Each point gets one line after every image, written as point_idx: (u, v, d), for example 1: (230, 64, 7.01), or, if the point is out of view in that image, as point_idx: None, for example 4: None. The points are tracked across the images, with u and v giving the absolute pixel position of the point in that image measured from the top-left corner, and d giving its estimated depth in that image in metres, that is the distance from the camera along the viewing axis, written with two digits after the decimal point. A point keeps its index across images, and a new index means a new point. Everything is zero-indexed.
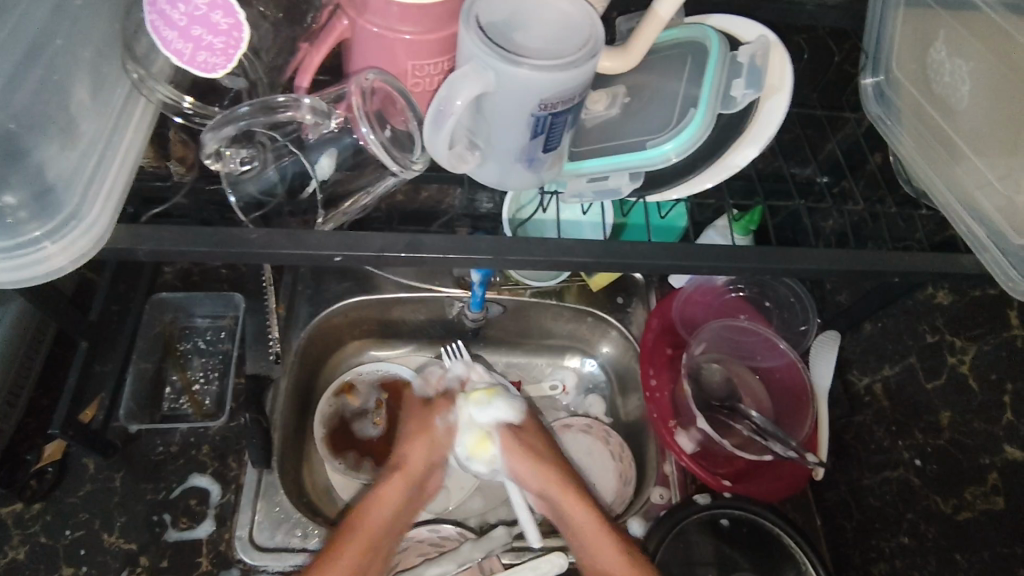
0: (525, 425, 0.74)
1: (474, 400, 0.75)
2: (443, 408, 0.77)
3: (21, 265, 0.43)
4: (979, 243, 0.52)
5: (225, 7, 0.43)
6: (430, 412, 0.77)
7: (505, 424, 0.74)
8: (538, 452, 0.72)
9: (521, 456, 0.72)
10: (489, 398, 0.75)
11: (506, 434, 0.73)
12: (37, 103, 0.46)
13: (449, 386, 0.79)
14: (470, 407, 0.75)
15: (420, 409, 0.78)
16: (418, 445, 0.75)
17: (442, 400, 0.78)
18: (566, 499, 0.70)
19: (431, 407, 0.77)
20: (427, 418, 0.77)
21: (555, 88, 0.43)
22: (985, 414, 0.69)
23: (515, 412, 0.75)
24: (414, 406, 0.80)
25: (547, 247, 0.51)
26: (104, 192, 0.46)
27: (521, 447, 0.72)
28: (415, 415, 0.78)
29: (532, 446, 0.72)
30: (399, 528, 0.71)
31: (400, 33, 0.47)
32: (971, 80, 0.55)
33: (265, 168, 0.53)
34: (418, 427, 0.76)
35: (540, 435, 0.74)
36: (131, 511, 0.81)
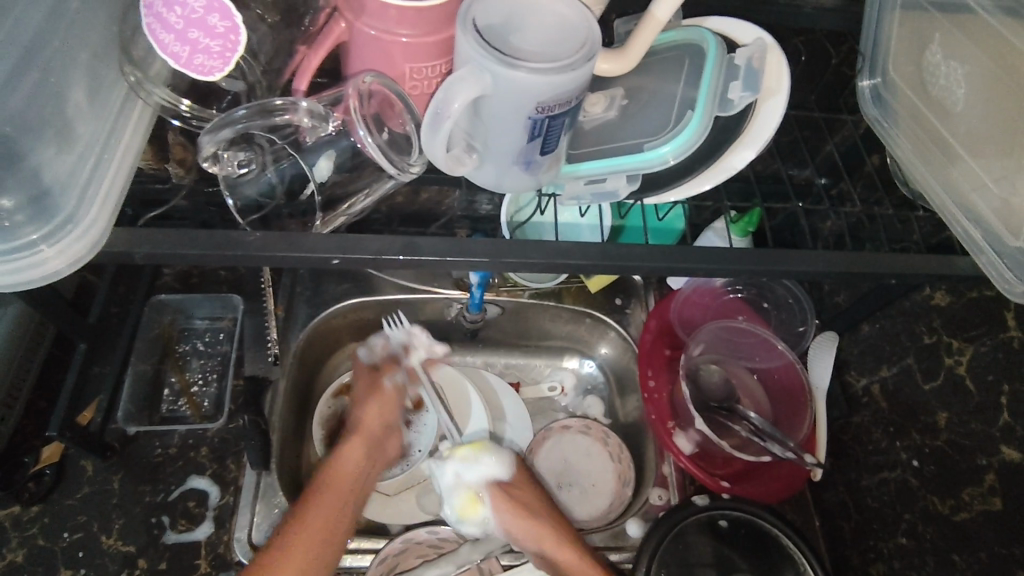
0: (515, 482, 0.80)
1: (463, 458, 0.80)
2: (386, 372, 0.88)
3: (17, 268, 0.43)
4: (975, 245, 0.52)
5: (222, 10, 0.44)
6: (377, 375, 0.87)
7: (495, 483, 0.79)
8: (530, 508, 0.77)
9: (514, 512, 0.76)
10: (477, 456, 0.81)
11: (496, 492, 0.78)
12: (32, 108, 0.46)
13: (395, 351, 0.92)
14: (461, 466, 0.80)
15: (369, 375, 0.88)
16: (372, 405, 0.84)
17: (388, 364, 0.89)
18: (549, 537, 0.75)
19: (378, 370, 0.88)
20: (376, 381, 0.87)
21: (551, 92, 0.43)
22: (981, 415, 0.69)
23: (504, 470, 0.80)
24: (363, 372, 0.88)
25: (544, 250, 0.51)
26: (101, 195, 0.46)
27: (512, 505, 0.77)
28: (365, 378, 0.87)
29: (520, 498, 0.78)
30: (365, 484, 0.78)
31: (398, 36, 0.47)
32: (967, 82, 0.55)
33: (263, 171, 0.53)
34: (370, 391, 0.85)
35: (530, 488, 0.80)
36: (130, 513, 0.81)
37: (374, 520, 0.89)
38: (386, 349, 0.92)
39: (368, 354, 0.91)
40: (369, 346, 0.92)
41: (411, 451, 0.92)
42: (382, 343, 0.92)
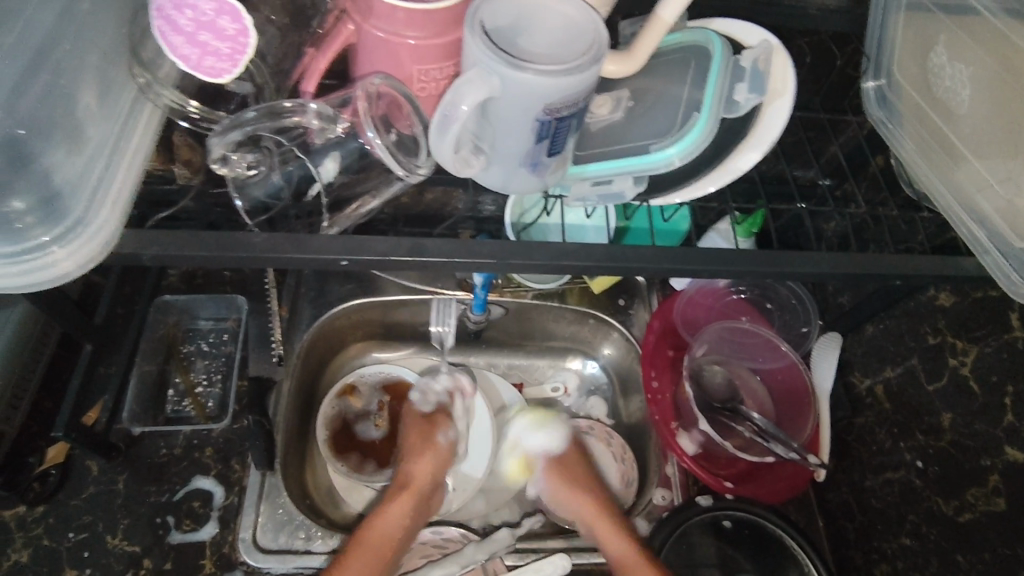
0: (569, 453, 0.89)
1: (527, 423, 0.94)
2: (440, 426, 0.87)
3: (28, 269, 0.43)
4: (981, 244, 0.52)
5: (233, 12, 0.43)
6: (432, 427, 0.87)
7: (549, 454, 0.90)
8: (580, 480, 0.86)
9: (561, 481, 0.86)
10: (537, 425, 0.93)
11: (549, 462, 0.89)
12: (43, 108, 0.46)
13: (441, 398, 0.90)
14: (524, 428, 0.94)
15: (423, 424, 0.87)
16: (422, 457, 0.84)
17: (441, 416, 0.88)
18: (598, 519, 0.82)
19: (432, 423, 0.87)
20: (429, 433, 0.86)
21: (559, 94, 0.44)
22: (986, 415, 0.69)
23: (559, 443, 0.91)
24: (416, 422, 0.87)
25: (550, 251, 0.52)
26: (111, 197, 0.46)
27: (561, 477, 0.87)
28: (417, 429, 0.87)
29: (571, 472, 0.87)
30: (402, 542, 0.79)
31: (406, 38, 0.47)
32: (972, 84, 0.54)
33: (270, 173, 0.53)
34: (423, 444, 0.85)
35: (583, 465, 0.89)
36: (135, 513, 0.81)
37: None
38: (430, 398, 0.90)
39: (419, 397, 0.90)
40: (418, 387, 0.92)
41: None
42: (431, 388, 0.91)
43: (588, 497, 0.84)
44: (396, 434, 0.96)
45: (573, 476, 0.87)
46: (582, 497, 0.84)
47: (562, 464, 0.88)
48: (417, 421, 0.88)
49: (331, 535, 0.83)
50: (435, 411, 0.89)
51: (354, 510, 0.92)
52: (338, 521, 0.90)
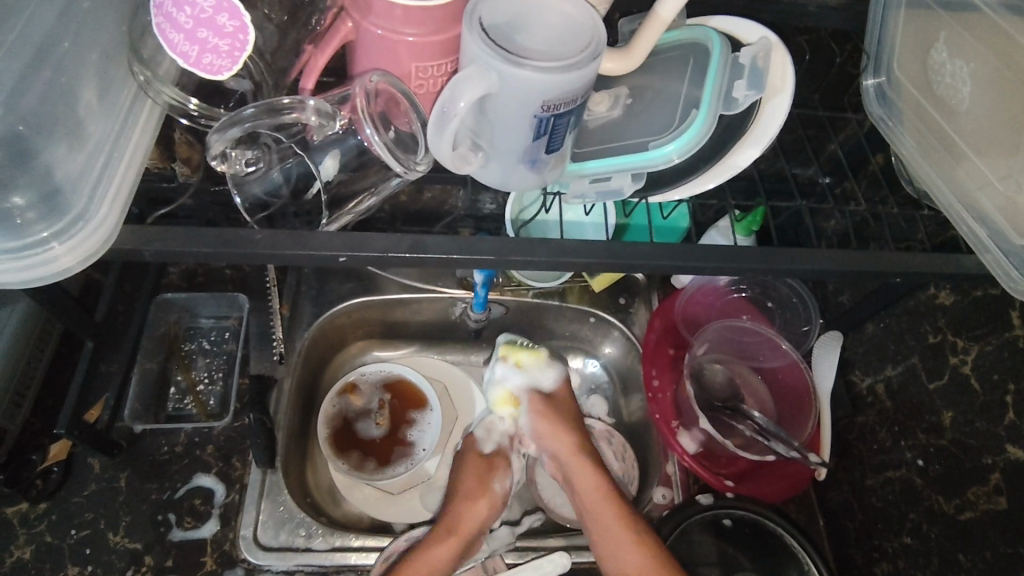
0: (559, 396, 0.86)
1: (511, 363, 0.87)
2: (498, 472, 0.84)
3: (30, 265, 0.43)
4: (980, 242, 0.52)
5: (231, 10, 0.44)
6: (490, 471, 0.84)
7: (536, 395, 0.85)
8: (562, 418, 0.84)
9: (548, 422, 0.83)
10: (526, 364, 0.87)
11: (536, 401, 0.84)
12: (45, 107, 0.47)
13: (503, 441, 0.87)
14: (507, 369, 0.86)
15: (480, 467, 0.84)
16: (475, 503, 0.81)
17: (500, 461, 0.85)
18: (573, 457, 0.81)
19: (491, 466, 0.84)
20: (487, 478, 0.83)
21: (558, 91, 0.44)
22: (987, 413, 0.68)
23: (548, 384, 0.87)
24: (472, 464, 0.84)
25: (549, 248, 0.52)
26: (111, 192, 0.46)
27: (545, 411, 0.84)
28: (474, 471, 0.84)
29: (560, 419, 0.84)
30: None
31: (404, 34, 0.47)
32: (972, 81, 0.54)
33: (270, 170, 0.53)
34: (478, 487, 0.82)
35: (568, 407, 0.86)
36: (137, 510, 0.82)
37: (379, 518, 0.91)
38: (492, 437, 0.87)
39: (481, 435, 0.87)
40: (481, 423, 0.88)
41: (418, 450, 0.96)
42: (495, 427, 0.87)
43: (572, 442, 0.82)
44: (396, 433, 0.97)
45: (564, 425, 0.83)
46: (564, 438, 0.82)
47: (554, 415, 0.84)
48: (477, 462, 0.85)
49: (332, 532, 0.83)
50: (495, 454, 0.86)
51: (355, 508, 0.91)
52: (338, 520, 0.90)
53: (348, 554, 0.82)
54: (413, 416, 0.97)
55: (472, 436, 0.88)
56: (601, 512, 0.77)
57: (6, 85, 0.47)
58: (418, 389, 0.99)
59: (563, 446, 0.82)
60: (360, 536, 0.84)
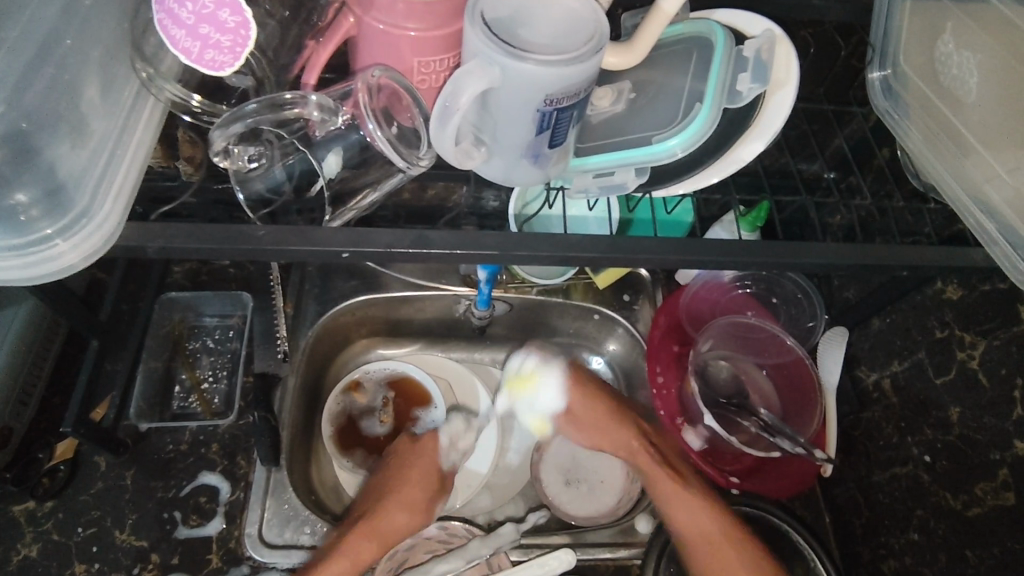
0: (574, 403, 0.90)
1: (525, 399, 0.95)
2: (442, 494, 0.89)
3: (35, 262, 0.43)
4: (988, 236, 0.52)
5: (233, 6, 0.44)
6: (432, 487, 0.88)
7: (556, 414, 0.91)
8: (596, 406, 0.89)
9: (579, 412, 0.90)
10: (529, 390, 0.94)
11: (559, 420, 0.91)
12: (45, 103, 0.47)
13: (458, 460, 0.92)
14: (524, 407, 0.95)
15: (431, 479, 0.88)
16: (406, 508, 0.85)
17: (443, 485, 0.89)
18: (639, 450, 0.87)
19: (438, 486, 0.89)
20: (427, 492, 0.87)
21: (560, 84, 0.43)
22: (994, 410, 0.68)
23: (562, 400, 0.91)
24: (424, 479, 0.87)
25: (553, 242, 0.51)
26: (114, 188, 0.46)
27: (573, 420, 0.90)
28: (420, 483, 0.87)
29: (596, 411, 0.89)
30: None
31: (406, 30, 0.47)
32: (979, 71, 0.54)
33: (273, 166, 0.53)
34: (414, 504, 0.86)
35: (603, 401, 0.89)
36: (142, 508, 0.82)
37: None
38: (452, 454, 0.92)
39: (445, 446, 0.92)
40: (448, 433, 0.93)
41: None
42: (458, 443, 0.93)
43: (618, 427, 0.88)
44: (401, 431, 0.97)
45: (603, 414, 0.89)
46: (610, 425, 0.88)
47: (587, 414, 0.89)
48: (428, 480, 0.88)
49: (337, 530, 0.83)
50: (444, 476, 0.90)
51: None
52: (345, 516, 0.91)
53: None
54: (417, 413, 0.98)
55: (435, 441, 0.91)
56: (664, 479, 0.83)
57: (9, 82, 0.47)
58: (422, 387, 0.98)
59: (608, 433, 0.88)
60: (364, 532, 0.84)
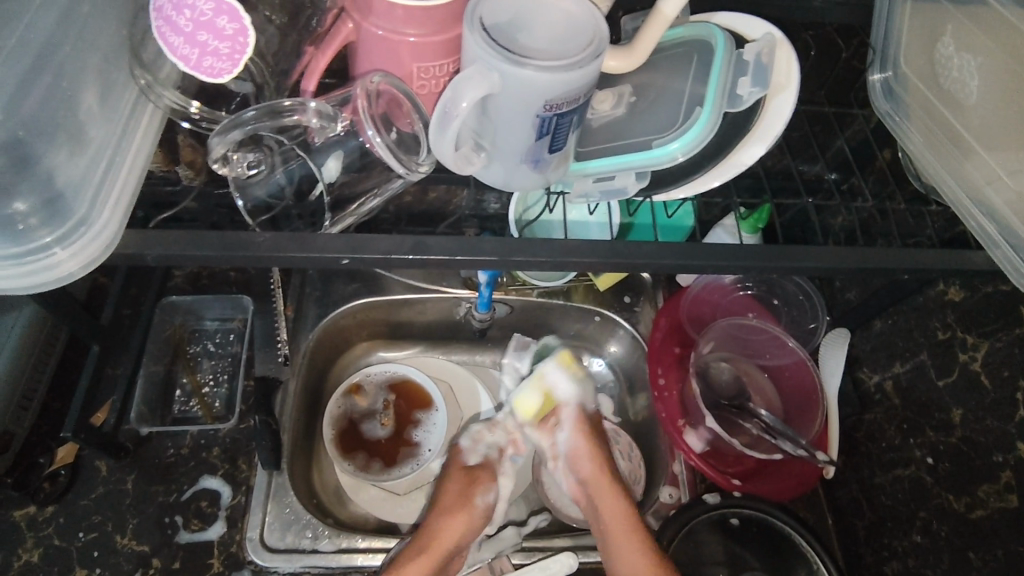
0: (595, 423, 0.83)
1: (567, 374, 0.81)
2: (482, 486, 0.81)
3: (33, 270, 0.43)
4: (990, 238, 0.52)
5: (230, 12, 0.43)
6: (471, 484, 0.81)
7: (578, 412, 0.82)
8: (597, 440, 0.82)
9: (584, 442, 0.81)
10: (577, 379, 0.82)
11: (580, 417, 0.81)
12: (46, 112, 0.47)
13: (489, 453, 0.86)
14: (558, 375, 0.81)
15: (465, 479, 0.82)
16: (453, 516, 0.77)
17: (484, 475, 0.83)
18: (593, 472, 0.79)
19: (474, 481, 0.82)
20: (468, 491, 0.81)
21: (559, 90, 0.43)
22: (998, 411, 0.67)
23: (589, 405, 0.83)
24: (458, 475, 0.82)
25: (553, 247, 0.51)
26: (113, 197, 0.46)
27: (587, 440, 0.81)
28: (457, 484, 0.81)
29: (598, 443, 0.81)
30: None
31: (405, 36, 0.47)
32: (980, 75, 0.53)
33: (273, 172, 0.53)
34: (461, 501, 0.79)
35: (600, 434, 0.82)
36: (143, 513, 0.82)
37: (385, 519, 0.91)
38: (478, 450, 0.86)
39: (468, 446, 0.87)
40: (470, 435, 0.88)
41: (423, 451, 0.96)
42: (482, 439, 0.87)
43: (602, 467, 0.80)
44: (402, 434, 0.96)
45: (599, 459, 0.80)
46: (597, 464, 0.80)
47: (592, 437, 0.81)
48: (463, 474, 0.82)
49: (338, 534, 0.83)
50: (480, 467, 0.84)
51: (362, 509, 0.91)
52: (345, 521, 0.90)
53: (354, 556, 0.82)
54: (417, 415, 0.97)
55: (458, 447, 0.87)
56: (620, 530, 0.74)
57: (5, 90, 0.46)
58: (423, 390, 0.98)
59: (592, 474, 0.79)
60: (366, 537, 0.84)
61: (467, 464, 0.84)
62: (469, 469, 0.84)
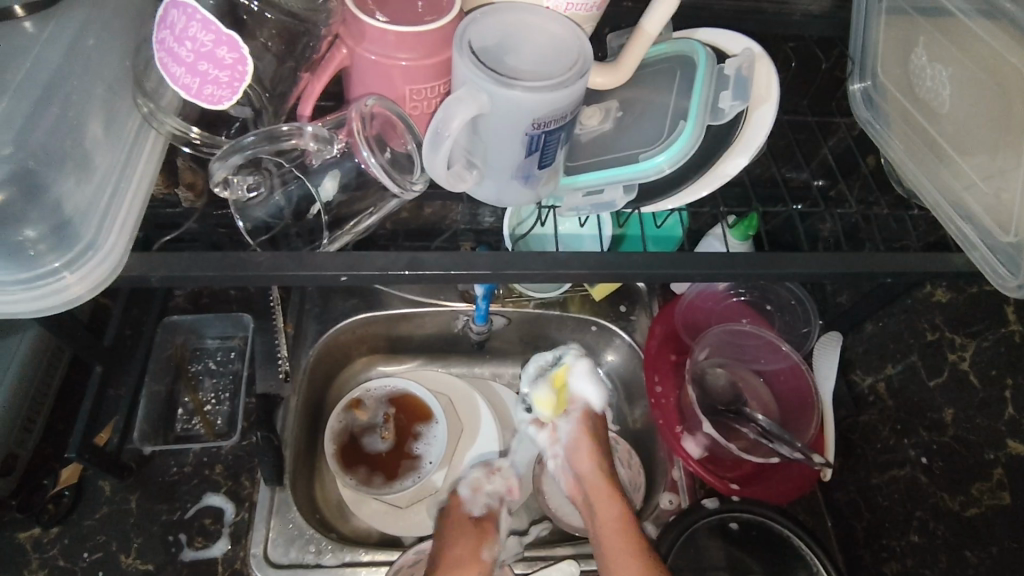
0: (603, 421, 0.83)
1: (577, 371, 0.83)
2: (488, 538, 0.80)
3: (43, 295, 0.45)
4: (968, 240, 0.53)
5: (230, 43, 0.44)
6: (480, 537, 0.80)
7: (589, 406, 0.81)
8: (601, 442, 0.80)
9: (591, 441, 0.79)
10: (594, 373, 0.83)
11: (589, 414, 0.81)
12: (54, 140, 0.48)
13: (490, 503, 0.86)
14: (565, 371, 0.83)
15: (474, 532, 0.80)
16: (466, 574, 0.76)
17: (490, 527, 0.82)
18: (599, 485, 0.77)
19: (481, 531, 0.81)
20: (478, 544, 0.79)
21: (546, 108, 0.45)
22: (987, 409, 0.70)
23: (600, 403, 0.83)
24: (466, 531, 0.80)
25: (546, 261, 0.53)
26: (120, 221, 0.48)
27: (591, 435, 0.80)
28: (466, 538, 0.79)
29: (600, 442, 0.80)
30: None
31: (397, 60, 0.49)
32: (951, 85, 0.55)
33: (272, 194, 0.54)
34: (468, 556, 0.77)
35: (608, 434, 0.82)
36: (147, 532, 0.83)
37: (389, 533, 0.92)
38: (480, 500, 0.86)
39: (469, 496, 0.86)
40: (468, 484, 0.87)
41: (424, 463, 0.96)
42: (483, 487, 0.87)
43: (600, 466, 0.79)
44: (403, 447, 0.97)
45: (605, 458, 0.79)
46: (596, 466, 0.78)
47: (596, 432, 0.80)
48: (468, 525, 0.81)
49: (342, 548, 0.84)
50: (484, 517, 0.84)
51: (365, 523, 0.92)
52: (348, 535, 0.91)
53: (357, 570, 0.83)
54: (418, 429, 0.98)
55: (460, 496, 0.86)
56: (613, 537, 0.73)
57: (15, 125, 0.47)
58: (422, 404, 0.99)
59: (592, 473, 0.78)
60: (369, 550, 0.85)
61: (471, 516, 0.83)
62: (474, 520, 0.82)
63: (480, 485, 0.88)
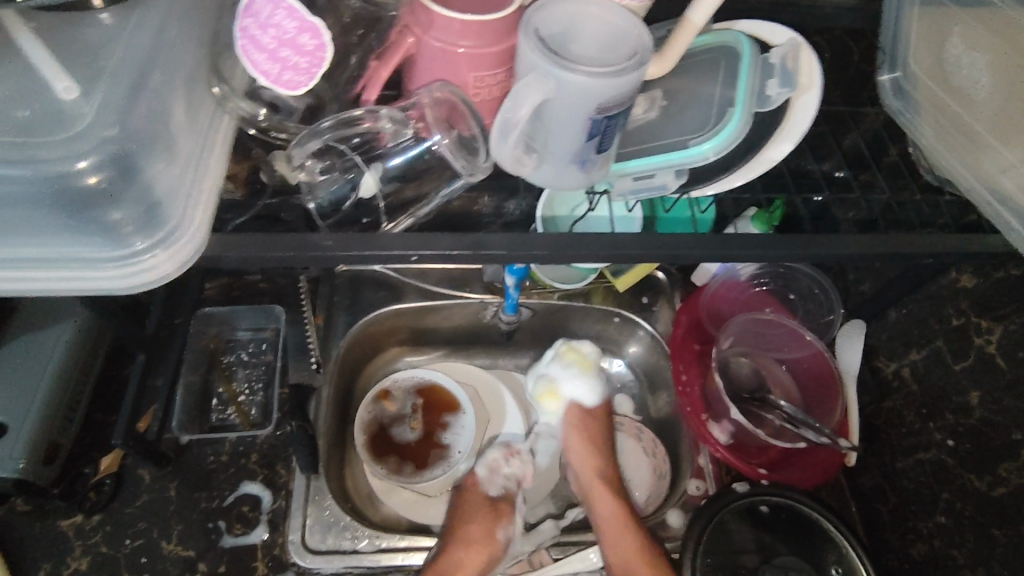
0: (596, 413, 0.91)
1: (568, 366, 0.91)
2: (503, 520, 0.84)
3: (132, 272, 0.48)
4: (1006, 225, 0.56)
5: (312, 30, 0.47)
6: (494, 518, 0.84)
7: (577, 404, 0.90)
8: (595, 439, 0.88)
9: (581, 436, 0.88)
10: (580, 371, 0.91)
11: (575, 411, 0.89)
12: (146, 122, 0.48)
13: (507, 485, 0.88)
14: (559, 368, 0.92)
15: (488, 514, 0.84)
16: (475, 549, 0.81)
17: (505, 508, 0.85)
18: (597, 488, 0.85)
19: (495, 513, 0.84)
20: (491, 523, 0.83)
21: (608, 94, 0.47)
22: (1014, 391, 0.71)
23: (591, 400, 0.91)
24: (479, 509, 0.84)
25: (598, 243, 0.54)
26: (203, 204, 0.50)
27: (581, 431, 0.88)
28: (480, 518, 0.83)
29: (593, 438, 0.88)
30: None
31: (459, 47, 0.50)
32: (988, 71, 0.58)
33: (344, 176, 0.56)
34: (483, 537, 0.82)
35: (603, 428, 0.90)
36: (187, 519, 0.84)
37: (419, 521, 0.93)
38: (497, 481, 0.88)
39: (486, 476, 0.88)
40: (485, 464, 0.89)
41: (454, 453, 0.97)
42: (499, 471, 0.88)
43: (597, 465, 0.87)
44: (432, 436, 0.98)
45: (596, 448, 0.88)
46: (589, 458, 0.87)
47: (589, 429, 0.89)
48: (483, 505, 0.85)
49: (377, 535, 0.85)
50: (500, 499, 0.87)
51: (395, 511, 0.94)
52: (378, 523, 0.92)
53: (393, 555, 0.84)
54: (446, 418, 0.99)
55: (475, 477, 0.88)
56: (611, 533, 0.81)
57: (114, 104, 0.48)
58: (449, 394, 1.01)
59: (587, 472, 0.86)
60: (405, 537, 0.86)
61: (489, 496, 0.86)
62: (492, 502, 0.86)
63: (499, 466, 0.88)
